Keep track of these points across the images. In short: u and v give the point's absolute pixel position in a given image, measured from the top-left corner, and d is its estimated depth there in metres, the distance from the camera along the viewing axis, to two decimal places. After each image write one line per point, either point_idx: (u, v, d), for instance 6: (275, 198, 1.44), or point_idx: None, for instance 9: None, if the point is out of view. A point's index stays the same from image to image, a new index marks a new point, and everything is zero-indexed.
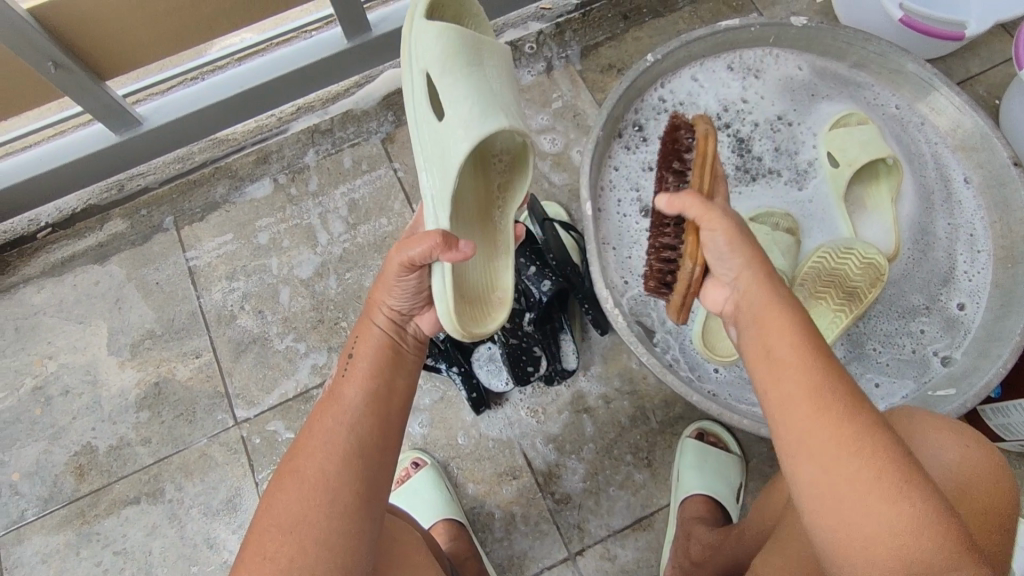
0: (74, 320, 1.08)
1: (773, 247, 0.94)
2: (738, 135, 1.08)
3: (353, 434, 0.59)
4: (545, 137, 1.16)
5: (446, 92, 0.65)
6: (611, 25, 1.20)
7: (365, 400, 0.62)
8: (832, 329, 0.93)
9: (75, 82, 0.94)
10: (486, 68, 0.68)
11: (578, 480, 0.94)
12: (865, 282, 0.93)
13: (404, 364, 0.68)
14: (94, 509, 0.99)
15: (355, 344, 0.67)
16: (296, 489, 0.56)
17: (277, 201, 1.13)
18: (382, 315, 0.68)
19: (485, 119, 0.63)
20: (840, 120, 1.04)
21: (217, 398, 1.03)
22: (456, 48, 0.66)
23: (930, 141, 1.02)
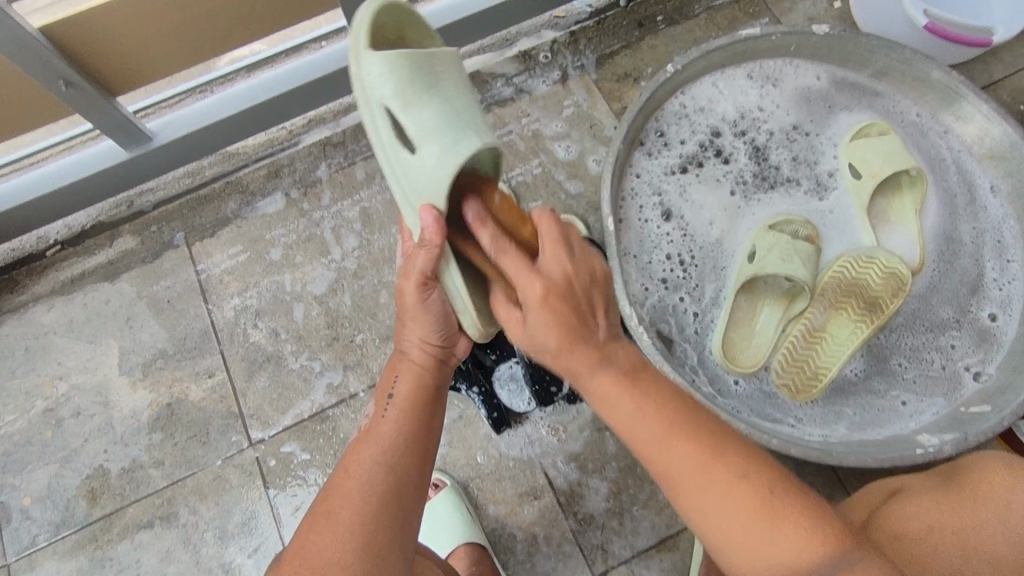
0: (85, 340, 1.07)
1: (794, 254, 0.92)
2: (754, 142, 1.05)
3: (389, 473, 0.59)
4: (560, 145, 1.14)
5: (412, 122, 0.62)
6: (625, 33, 1.18)
7: (402, 433, 0.62)
8: (853, 340, 0.91)
9: (85, 99, 0.93)
10: (444, 87, 0.66)
11: (601, 500, 0.91)
12: (887, 293, 0.91)
13: (439, 399, 0.68)
14: (108, 534, 0.97)
15: (394, 381, 0.68)
16: (331, 528, 0.54)
17: (290, 216, 1.11)
18: (415, 348, 0.69)
19: (458, 145, 0.61)
20: (860, 130, 1.02)
21: (231, 418, 1.01)
22: (407, 75, 0.63)
23: (953, 149, 1.01)
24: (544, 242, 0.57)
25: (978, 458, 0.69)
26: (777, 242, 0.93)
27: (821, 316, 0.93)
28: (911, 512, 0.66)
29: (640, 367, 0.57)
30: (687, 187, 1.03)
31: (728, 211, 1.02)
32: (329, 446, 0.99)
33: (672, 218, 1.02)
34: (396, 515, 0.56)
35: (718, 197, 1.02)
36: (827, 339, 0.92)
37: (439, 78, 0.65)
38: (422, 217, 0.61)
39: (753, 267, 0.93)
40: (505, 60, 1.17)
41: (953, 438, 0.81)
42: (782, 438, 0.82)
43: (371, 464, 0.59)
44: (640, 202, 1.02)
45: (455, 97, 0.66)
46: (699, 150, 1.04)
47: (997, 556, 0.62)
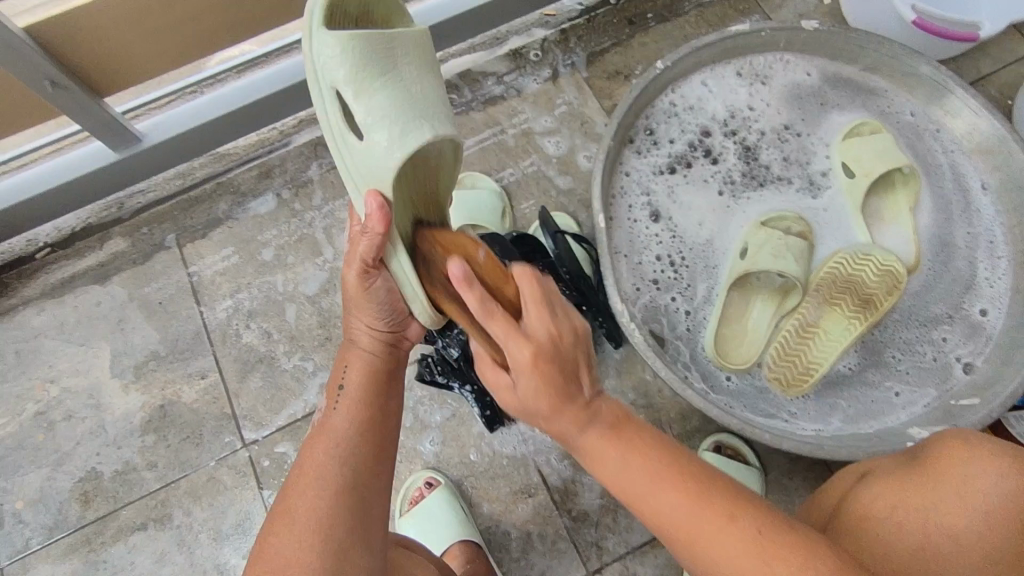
0: (76, 343, 1.06)
1: (786, 251, 0.93)
2: (744, 143, 1.05)
3: (344, 464, 0.60)
4: (550, 140, 1.14)
5: (361, 111, 0.60)
6: (616, 30, 1.19)
7: (354, 422, 0.64)
8: (847, 336, 0.90)
9: (73, 100, 0.92)
10: (404, 72, 0.62)
11: (595, 496, 0.91)
12: (881, 290, 0.92)
13: (392, 381, 0.70)
14: (101, 537, 0.97)
15: (345, 371, 0.68)
16: (290, 525, 0.56)
17: (281, 216, 1.11)
18: (365, 337, 0.70)
19: (406, 133, 0.59)
20: (852, 129, 1.03)
21: (224, 420, 1.01)
22: (365, 61, 0.60)
23: (947, 149, 1.02)
24: (526, 300, 0.52)
25: (940, 438, 0.65)
26: (769, 238, 0.94)
27: (816, 311, 0.92)
28: (875, 494, 0.64)
29: (622, 419, 0.54)
30: (676, 187, 1.03)
31: (717, 211, 1.02)
32: None
33: (661, 218, 1.02)
34: (357, 505, 0.59)
35: (707, 198, 1.03)
36: (820, 335, 0.91)
37: (398, 63, 0.62)
38: (367, 202, 0.60)
39: (745, 263, 0.94)
40: (495, 58, 1.17)
41: None
42: (773, 432, 0.82)
43: (325, 460, 0.60)
44: (629, 202, 1.02)
45: (414, 85, 0.62)
46: (689, 150, 1.04)
47: (961, 533, 0.59)
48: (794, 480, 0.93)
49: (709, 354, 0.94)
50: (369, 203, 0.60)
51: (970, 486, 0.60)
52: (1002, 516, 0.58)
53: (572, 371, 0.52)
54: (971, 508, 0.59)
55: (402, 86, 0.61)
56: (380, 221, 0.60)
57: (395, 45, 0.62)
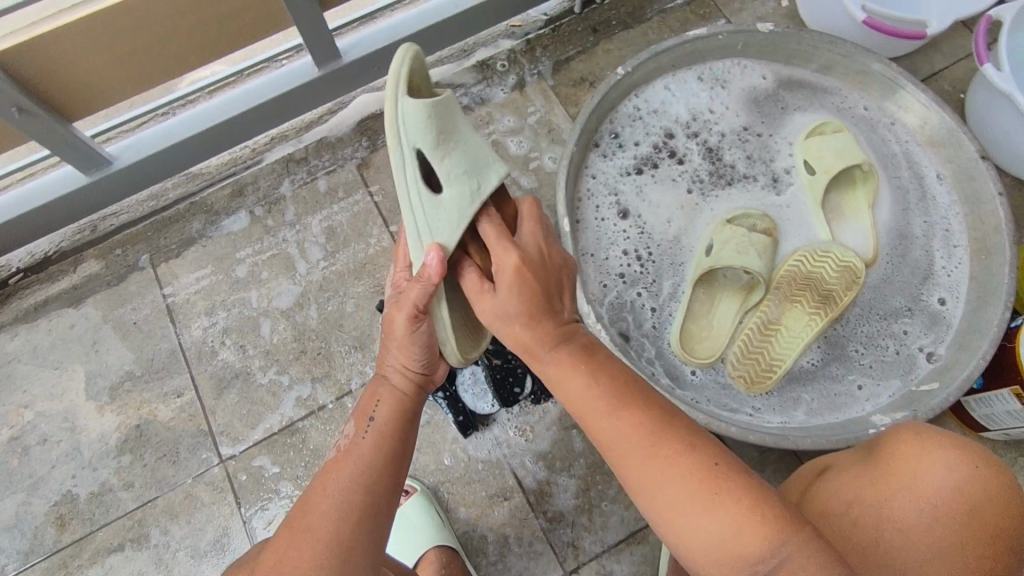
0: (50, 366, 1.06)
1: (750, 247, 0.95)
2: (707, 144, 1.07)
3: (368, 496, 0.60)
4: (512, 140, 1.16)
5: (442, 168, 0.68)
6: (580, 39, 1.21)
7: (379, 458, 0.63)
8: (809, 331, 0.93)
9: (41, 125, 0.93)
10: (459, 132, 0.72)
11: (570, 497, 0.92)
12: (841, 287, 0.94)
13: (418, 422, 0.69)
14: (78, 560, 0.96)
15: (375, 402, 0.68)
16: (305, 548, 0.56)
17: (254, 232, 1.12)
18: (397, 375, 0.69)
19: (483, 187, 0.69)
20: (815, 128, 1.05)
21: (201, 436, 1.01)
22: (438, 123, 0.68)
23: (901, 140, 1.04)
24: (525, 218, 0.66)
25: (896, 430, 0.65)
26: (733, 236, 0.96)
27: (777, 308, 0.95)
28: (836, 488, 0.65)
29: (593, 345, 0.62)
30: (644, 187, 1.05)
31: (683, 209, 1.04)
32: (300, 459, 0.99)
33: (629, 215, 1.04)
34: (375, 536, 0.59)
35: (674, 195, 1.05)
36: (781, 331, 0.94)
37: (460, 125, 0.71)
38: (429, 255, 0.66)
39: (710, 260, 0.95)
40: (462, 71, 1.19)
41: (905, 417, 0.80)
42: (740, 425, 0.83)
43: (350, 489, 0.60)
44: (596, 202, 1.04)
45: (469, 143, 0.72)
46: (654, 151, 1.07)
47: (912, 524, 0.60)
48: (767, 474, 0.94)
49: (674, 349, 0.96)
50: (439, 252, 0.65)
51: (920, 483, 0.61)
52: (949, 509, 0.60)
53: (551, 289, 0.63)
54: (920, 503, 0.60)
55: (465, 146, 0.71)
56: (440, 266, 0.66)
57: (460, 113, 0.72)
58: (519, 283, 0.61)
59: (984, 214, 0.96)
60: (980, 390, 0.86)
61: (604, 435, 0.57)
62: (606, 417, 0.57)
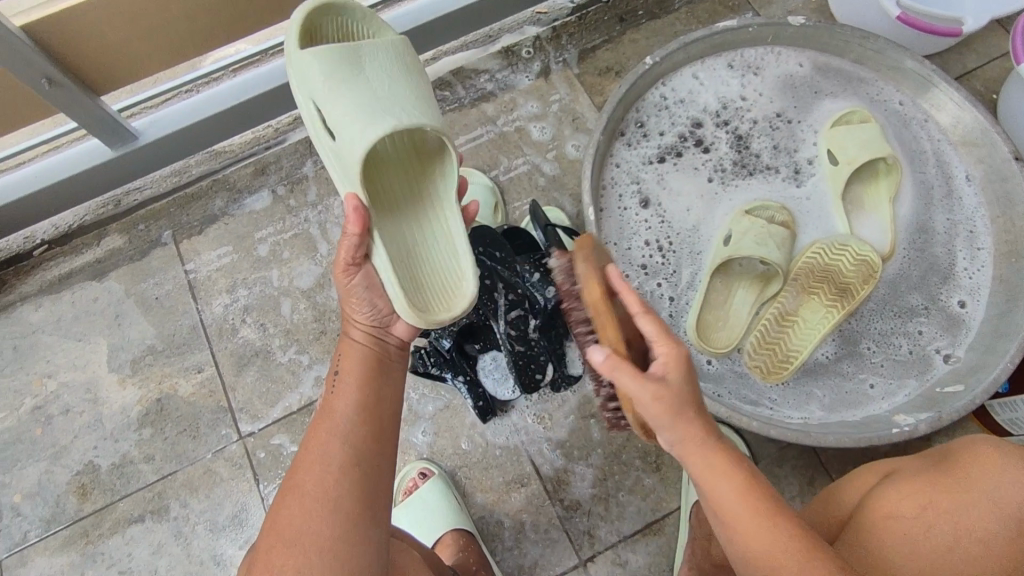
0: (73, 338, 1.07)
1: (769, 239, 0.94)
2: (737, 132, 1.07)
3: (346, 445, 0.59)
4: (535, 126, 1.16)
5: (335, 117, 0.65)
6: (607, 28, 1.20)
7: (354, 408, 0.62)
8: (824, 324, 0.92)
9: (70, 98, 0.93)
10: (370, 73, 0.67)
11: (587, 486, 0.92)
12: (857, 279, 0.93)
13: (391, 371, 0.68)
14: (98, 529, 0.97)
15: (340, 360, 0.67)
16: (296, 504, 0.56)
17: (277, 211, 1.12)
18: (359, 329, 0.68)
19: (370, 131, 0.63)
20: (841, 117, 1.04)
21: (221, 412, 1.02)
22: (335, 72, 0.66)
23: (932, 138, 1.03)
24: None
25: (969, 441, 0.65)
26: (752, 227, 0.95)
27: (794, 300, 0.94)
28: (904, 492, 0.63)
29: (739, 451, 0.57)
30: (666, 175, 1.04)
31: (705, 197, 1.04)
32: None
33: (651, 205, 1.03)
34: (362, 484, 0.58)
35: (696, 184, 1.04)
36: (797, 323, 0.93)
37: (364, 63, 0.67)
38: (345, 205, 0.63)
39: (729, 250, 0.95)
40: (488, 56, 1.19)
41: (928, 417, 0.80)
42: (763, 420, 0.82)
43: (329, 443, 0.59)
44: (619, 191, 1.03)
45: (384, 84, 0.66)
46: (679, 140, 1.06)
47: (987, 539, 0.60)
48: (784, 470, 0.94)
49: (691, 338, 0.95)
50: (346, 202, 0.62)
51: (1000, 495, 0.61)
52: None
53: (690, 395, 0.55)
54: (997, 517, 0.60)
55: (368, 83, 0.66)
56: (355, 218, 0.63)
57: (363, 53, 0.67)
58: (688, 376, 0.54)
59: (1016, 216, 0.95)
60: (1006, 393, 0.86)
61: (725, 515, 0.53)
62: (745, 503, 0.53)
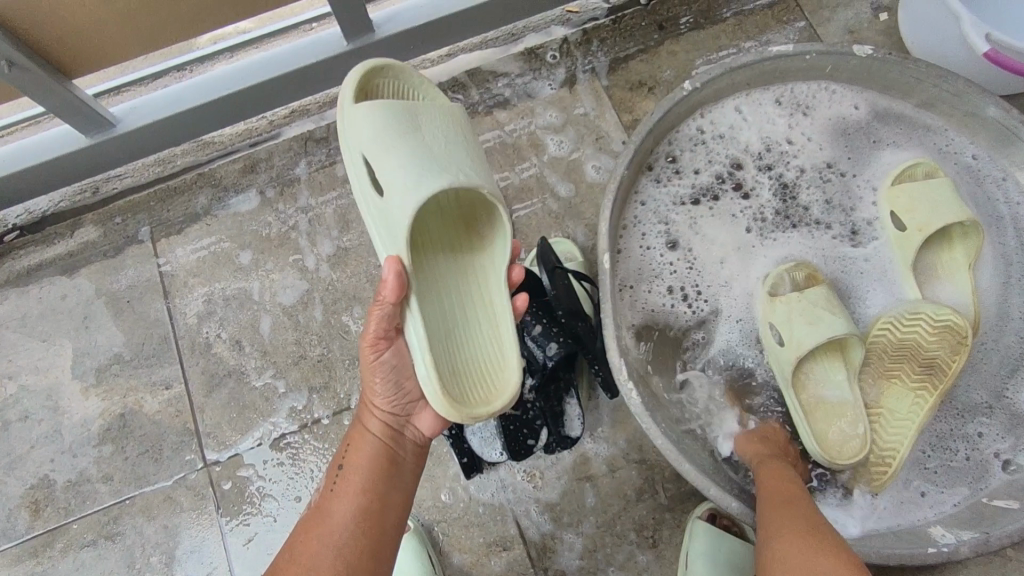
0: (37, 338, 1.00)
1: (822, 314, 0.82)
2: (782, 179, 0.96)
3: (339, 564, 0.58)
4: (552, 139, 1.05)
5: (384, 167, 0.63)
6: (643, 35, 1.08)
7: (355, 521, 0.61)
8: (915, 413, 0.81)
9: (35, 81, 0.84)
10: (424, 131, 0.66)
11: (575, 557, 0.84)
12: (943, 351, 0.80)
13: (400, 476, 0.66)
14: (49, 550, 0.91)
15: (347, 453, 0.66)
16: None
17: (263, 216, 1.03)
18: (376, 421, 0.66)
19: (421, 180, 0.61)
20: (902, 173, 0.92)
21: (186, 436, 0.94)
22: (389, 122, 0.65)
23: (1010, 201, 0.91)
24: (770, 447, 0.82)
25: None
26: (794, 305, 0.84)
27: (873, 390, 0.85)
28: None
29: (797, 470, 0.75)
30: (699, 219, 0.94)
31: (742, 250, 0.93)
32: (289, 474, 0.92)
33: (678, 247, 0.93)
34: None
35: (733, 232, 0.93)
36: (885, 415, 0.83)
37: (421, 120, 0.67)
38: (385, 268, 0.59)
39: (792, 352, 0.82)
40: (507, 58, 1.07)
41: (972, 537, 0.71)
42: None
43: (320, 555, 0.58)
44: (643, 229, 0.93)
45: (436, 142, 0.66)
46: (716, 181, 0.95)
47: None
48: None
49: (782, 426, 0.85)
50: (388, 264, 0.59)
51: None
52: None
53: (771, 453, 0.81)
54: None
55: (425, 139, 0.65)
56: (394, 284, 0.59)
57: (419, 110, 0.67)
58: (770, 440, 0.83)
59: None
60: None
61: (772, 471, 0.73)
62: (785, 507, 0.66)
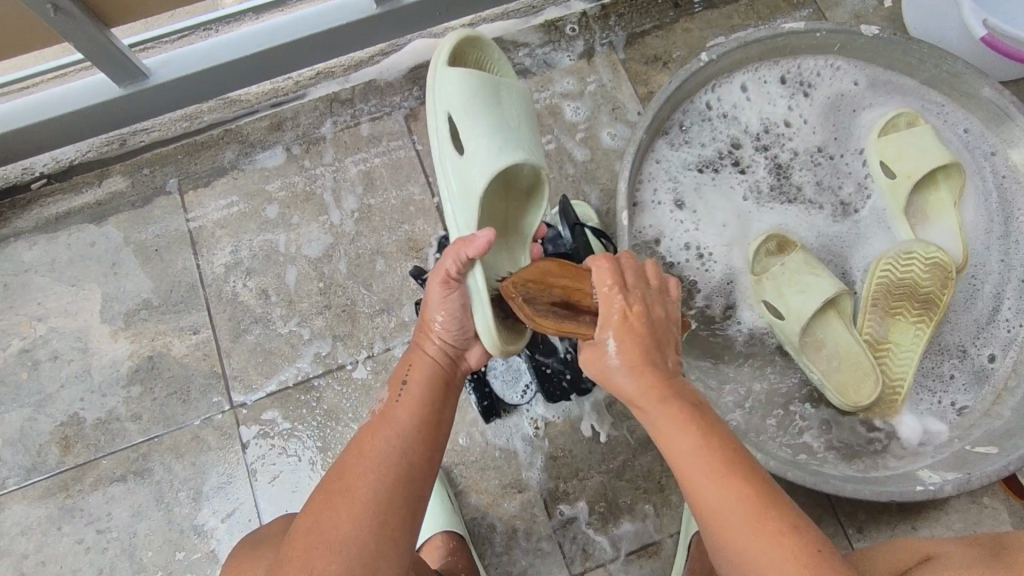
0: (66, 283, 1.03)
1: (812, 276, 0.90)
2: (777, 160, 1.01)
3: (401, 459, 0.60)
4: (568, 105, 1.09)
5: (468, 130, 0.71)
6: (660, 12, 1.12)
7: (415, 424, 0.63)
8: (919, 343, 0.89)
9: (76, 27, 0.86)
10: (505, 106, 0.74)
11: (585, 498, 0.89)
12: (935, 285, 0.89)
13: (452, 394, 0.69)
14: (79, 484, 0.94)
15: (409, 370, 0.68)
16: (344, 509, 0.56)
17: (289, 172, 1.06)
18: (434, 343, 0.69)
19: (502, 152, 0.69)
20: (887, 124, 0.97)
21: (213, 378, 0.98)
22: (476, 92, 0.72)
23: (999, 172, 0.96)
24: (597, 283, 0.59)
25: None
26: (790, 266, 0.91)
27: (881, 327, 0.92)
28: None
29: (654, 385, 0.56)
30: (703, 187, 0.99)
31: (740, 215, 0.99)
32: (312, 417, 0.96)
33: (685, 206, 0.98)
34: (409, 502, 0.58)
35: (733, 201, 0.99)
36: (892, 350, 0.90)
37: (502, 95, 0.74)
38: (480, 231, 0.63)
39: (792, 321, 0.89)
40: (528, 29, 1.11)
41: (955, 478, 0.77)
42: (780, 460, 0.78)
43: (388, 449, 0.60)
44: (654, 186, 0.98)
45: (512, 119, 0.73)
46: (718, 156, 1.00)
47: None
48: None
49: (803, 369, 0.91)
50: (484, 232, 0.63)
51: None
52: None
53: (658, 344, 0.58)
54: None
55: (504, 115, 0.73)
56: (479, 244, 0.63)
57: (501, 86, 0.75)
58: (627, 331, 0.57)
59: None
60: None
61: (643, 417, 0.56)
62: (709, 481, 0.52)
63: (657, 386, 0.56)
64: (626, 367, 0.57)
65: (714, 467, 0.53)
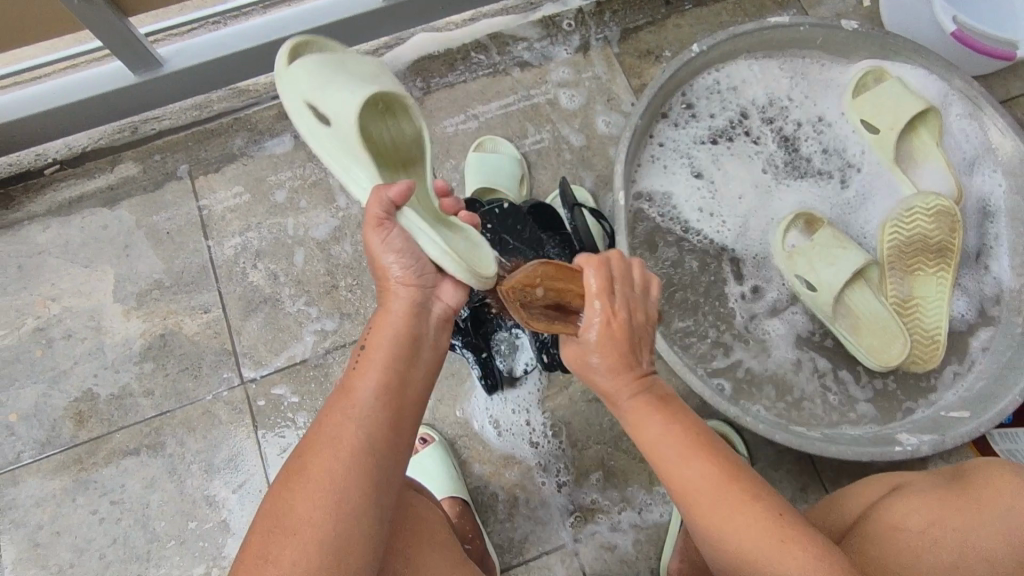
0: (80, 264, 1.06)
1: (835, 253, 0.95)
2: (783, 133, 1.07)
3: (360, 428, 0.56)
4: (564, 93, 1.14)
5: (329, 99, 0.71)
6: (652, 9, 1.17)
7: (377, 391, 0.59)
8: (943, 294, 0.95)
9: (96, 15, 0.89)
10: (350, 69, 0.76)
11: (584, 467, 0.94)
12: (944, 233, 0.94)
13: (422, 353, 0.65)
14: (93, 457, 0.97)
15: (370, 334, 0.64)
16: (301, 488, 0.53)
17: (298, 158, 1.10)
18: (398, 292, 0.65)
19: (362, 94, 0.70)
20: (857, 86, 1.03)
21: (224, 355, 1.01)
22: (322, 68, 0.75)
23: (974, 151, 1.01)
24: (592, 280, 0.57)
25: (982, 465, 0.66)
26: (815, 247, 0.96)
27: (904, 287, 0.97)
28: (911, 509, 0.65)
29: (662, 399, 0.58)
30: (720, 157, 1.05)
31: (759, 189, 1.04)
32: (320, 392, 1.00)
33: (701, 177, 1.05)
34: (370, 469, 0.55)
35: (752, 173, 1.05)
36: (920, 304, 0.96)
37: (345, 64, 0.76)
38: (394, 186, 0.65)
39: (823, 293, 0.94)
40: (526, 24, 1.15)
41: (929, 439, 0.83)
42: (766, 423, 0.83)
43: (344, 420, 0.57)
44: (665, 163, 1.04)
45: (364, 75, 0.75)
46: (729, 125, 1.06)
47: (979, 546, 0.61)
48: (778, 473, 0.95)
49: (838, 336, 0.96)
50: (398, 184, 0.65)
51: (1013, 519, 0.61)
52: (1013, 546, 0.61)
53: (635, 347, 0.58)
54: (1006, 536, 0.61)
55: (351, 75, 0.74)
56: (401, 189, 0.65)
57: (341, 57, 0.77)
58: (608, 336, 0.56)
59: None
60: (1008, 423, 0.89)
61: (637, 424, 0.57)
62: (687, 462, 0.55)
63: (634, 384, 0.57)
64: (605, 367, 0.57)
65: (685, 446, 0.55)
